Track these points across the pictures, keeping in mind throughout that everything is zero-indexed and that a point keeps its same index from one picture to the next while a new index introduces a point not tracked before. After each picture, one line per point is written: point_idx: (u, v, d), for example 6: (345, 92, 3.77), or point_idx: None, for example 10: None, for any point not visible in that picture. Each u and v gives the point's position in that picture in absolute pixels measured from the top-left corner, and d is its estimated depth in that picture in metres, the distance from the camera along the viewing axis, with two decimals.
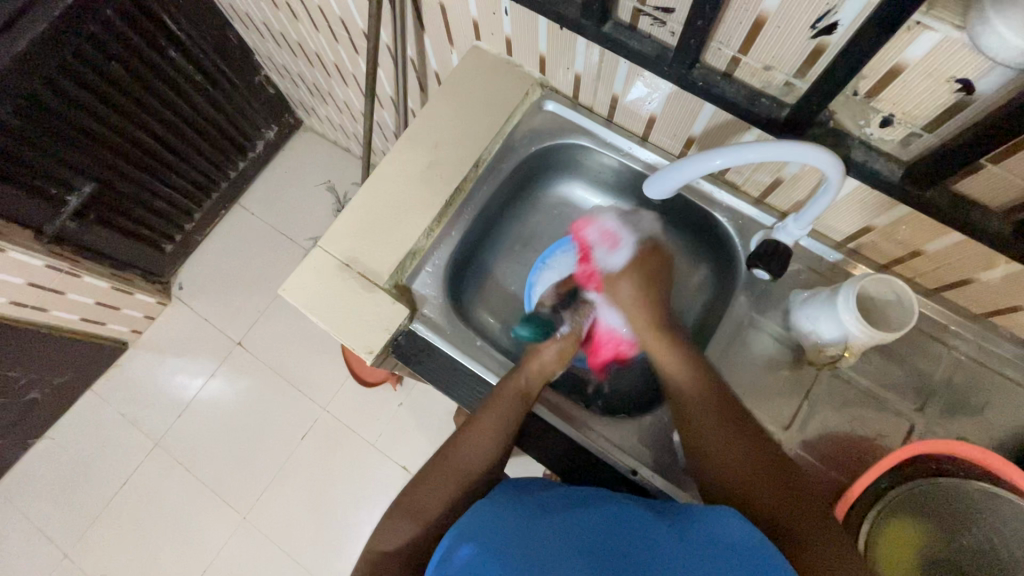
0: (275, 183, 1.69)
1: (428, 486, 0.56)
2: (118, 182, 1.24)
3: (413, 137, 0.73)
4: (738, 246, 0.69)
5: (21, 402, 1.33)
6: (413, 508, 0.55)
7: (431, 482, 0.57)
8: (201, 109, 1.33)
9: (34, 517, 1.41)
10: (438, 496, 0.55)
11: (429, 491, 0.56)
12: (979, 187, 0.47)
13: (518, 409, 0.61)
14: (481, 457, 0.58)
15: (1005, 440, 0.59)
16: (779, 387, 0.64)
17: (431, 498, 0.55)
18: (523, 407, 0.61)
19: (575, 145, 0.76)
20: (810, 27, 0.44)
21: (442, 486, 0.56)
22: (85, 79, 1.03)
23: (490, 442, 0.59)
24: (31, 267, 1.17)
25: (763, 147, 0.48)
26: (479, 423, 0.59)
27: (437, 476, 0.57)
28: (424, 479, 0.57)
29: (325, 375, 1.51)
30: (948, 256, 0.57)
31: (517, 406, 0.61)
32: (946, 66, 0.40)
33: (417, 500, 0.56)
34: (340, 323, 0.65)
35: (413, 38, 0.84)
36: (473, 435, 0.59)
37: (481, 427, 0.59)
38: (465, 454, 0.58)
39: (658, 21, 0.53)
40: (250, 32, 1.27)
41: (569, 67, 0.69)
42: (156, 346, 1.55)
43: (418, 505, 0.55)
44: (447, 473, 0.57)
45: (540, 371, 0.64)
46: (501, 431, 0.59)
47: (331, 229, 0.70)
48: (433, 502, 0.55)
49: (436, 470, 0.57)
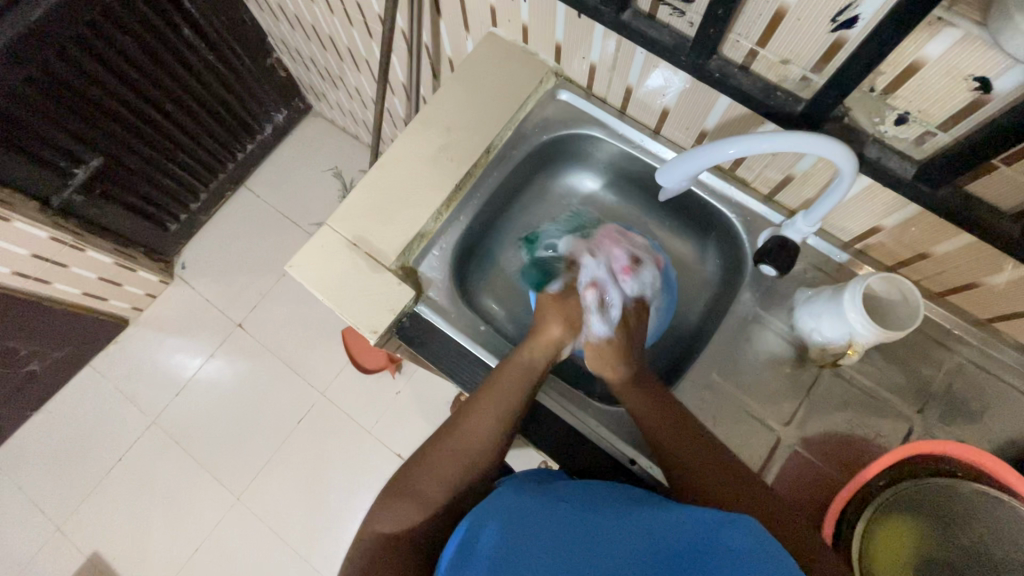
0: (283, 167, 1.69)
1: (436, 463, 0.57)
2: (126, 157, 1.24)
3: (426, 120, 0.73)
4: (745, 243, 0.69)
5: (20, 373, 1.33)
6: (413, 487, 0.56)
7: (431, 463, 0.57)
8: (211, 88, 1.33)
9: (27, 488, 1.41)
10: (441, 478, 0.56)
11: (435, 468, 0.56)
12: (993, 187, 0.47)
13: (525, 390, 0.60)
14: (488, 436, 0.58)
15: (1004, 446, 0.59)
16: (780, 384, 0.64)
17: (434, 480, 0.56)
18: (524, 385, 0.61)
19: (587, 136, 0.76)
20: (830, 21, 0.44)
21: (444, 463, 0.57)
22: (98, 51, 1.03)
23: (493, 422, 0.59)
24: (36, 239, 1.16)
25: (774, 137, 0.48)
26: (488, 400, 0.59)
27: (443, 453, 0.57)
28: (430, 455, 0.57)
29: (324, 359, 1.51)
30: (955, 260, 0.57)
31: (526, 386, 0.61)
32: (965, 63, 0.40)
33: (422, 476, 0.56)
34: (344, 303, 0.65)
35: (429, 23, 0.84)
36: (479, 412, 0.59)
37: (490, 404, 0.59)
38: (471, 431, 0.58)
39: (677, 11, 0.53)
40: (265, 14, 1.27)
41: (584, 57, 0.69)
42: (157, 324, 1.55)
43: (420, 488, 0.56)
44: (452, 448, 0.58)
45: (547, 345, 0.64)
46: (506, 408, 0.59)
47: (343, 207, 0.70)
48: (438, 483, 0.56)
49: (435, 453, 0.58)
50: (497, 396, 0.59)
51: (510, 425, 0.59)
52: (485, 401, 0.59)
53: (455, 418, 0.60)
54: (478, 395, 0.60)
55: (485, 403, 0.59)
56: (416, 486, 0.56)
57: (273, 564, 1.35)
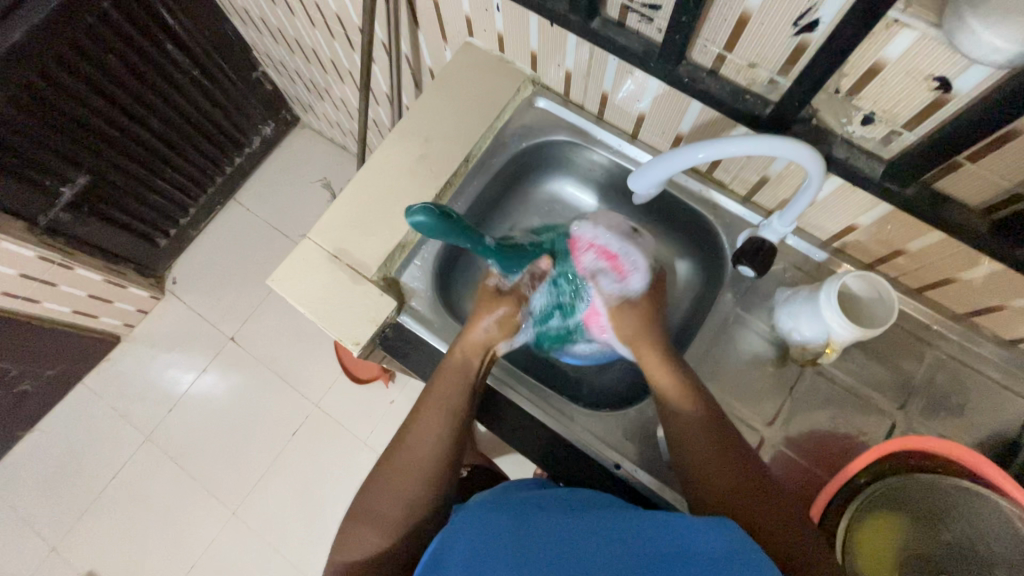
0: (272, 180, 1.69)
1: (388, 481, 0.56)
2: (113, 174, 1.24)
3: (405, 131, 0.74)
4: (725, 244, 0.69)
5: (11, 394, 1.32)
6: (371, 510, 0.55)
7: (388, 484, 0.56)
8: (197, 103, 1.33)
9: (22, 509, 1.41)
10: (399, 493, 0.56)
11: (389, 486, 0.56)
12: (960, 184, 0.48)
13: (461, 389, 0.61)
14: (434, 443, 0.58)
15: (985, 439, 0.60)
16: (763, 384, 0.64)
17: (394, 497, 0.56)
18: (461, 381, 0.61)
19: (565, 142, 0.76)
20: (792, 25, 0.44)
21: (396, 480, 0.56)
22: (82, 71, 1.04)
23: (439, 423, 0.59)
24: (24, 259, 1.16)
25: (745, 141, 0.48)
26: (426, 409, 0.60)
27: (392, 470, 0.57)
28: (382, 476, 0.57)
29: (317, 370, 1.51)
30: (930, 256, 0.57)
31: (461, 386, 0.61)
32: (924, 64, 0.41)
33: (379, 496, 0.56)
34: (327, 316, 0.66)
35: (407, 34, 0.85)
36: (420, 422, 0.59)
37: (428, 413, 0.59)
38: (414, 444, 0.58)
39: (645, 18, 0.53)
40: (248, 28, 1.27)
41: (559, 64, 0.69)
42: (149, 340, 1.55)
43: (379, 510, 0.55)
44: (401, 463, 0.57)
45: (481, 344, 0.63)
46: (444, 412, 0.59)
47: (322, 221, 0.70)
48: (399, 499, 0.55)
49: (390, 473, 0.57)
50: (434, 402, 0.60)
51: (454, 428, 0.59)
52: (424, 409, 0.60)
53: (399, 435, 0.60)
54: (418, 407, 0.61)
55: (425, 412, 0.59)
56: (376, 509, 0.55)
57: None
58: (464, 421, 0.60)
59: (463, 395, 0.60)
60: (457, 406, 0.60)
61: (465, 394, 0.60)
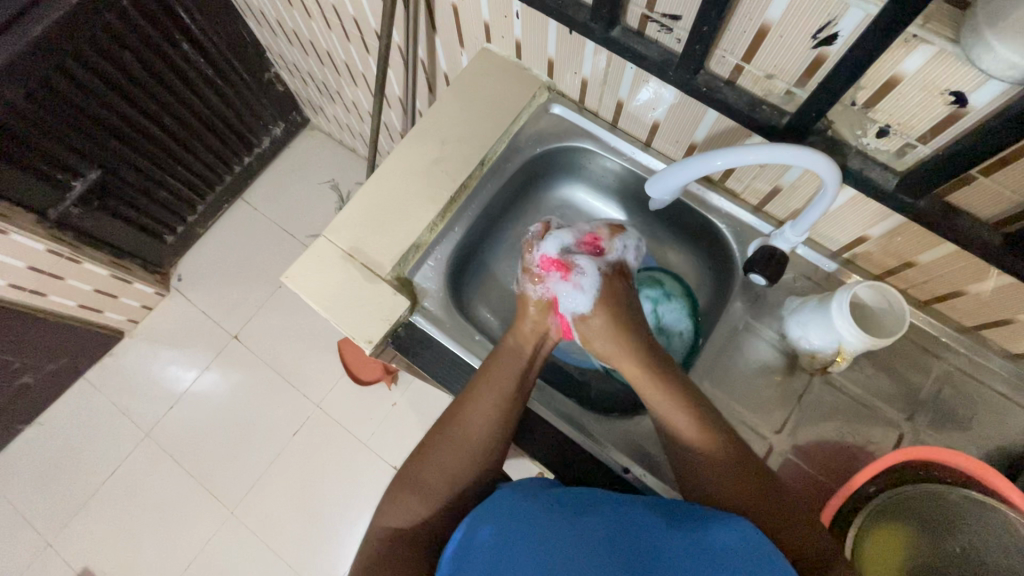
0: (279, 180, 1.70)
1: (438, 453, 0.58)
2: (124, 170, 1.25)
3: (421, 133, 0.75)
4: (736, 252, 0.70)
5: (13, 386, 1.32)
6: (417, 479, 0.57)
7: (436, 458, 0.58)
8: (209, 101, 1.34)
9: (19, 504, 1.40)
10: (445, 471, 0.57)
11: (438, 460, 0.58)
12: (973, 198, 0.48)
13: (519, 375, 0.62)
14: (485, 427, 0.59)
15: (992, 451, 0.60)
16: (771, 392, 0.65)
17: (439, 473, 0.57)
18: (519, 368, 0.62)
19: (579, 148, 0.77)
20: (811, 37, 0.45)
21: (446, 455, 0.58)
22: (99, 67, 1.05)
23: (491, 409, 0.60)
24: (32, 251, 1.17)
25: (759, 150, 0.49)
26: (482, 389, 0.61)
27: (442, 444, 0.59)
28: (433, 448, 0.59)
29: (320, 371, 1.51)
30: (940, 268, 0.58)
31: (517, 371, 0.62)
32: (940, 79, 0.42)
33: (426, 468, 0.58)
34: (341, 314, 0.66)
35: (425, 39, 0.86)
36: (474, 399, 0.60)
37: (483, 393, 0.60)
38: (466, 424, 0.60)
39: (665, 28, 0.55)
40: (263, 30, 1.29)
41: (576, 72, 0.70)
42: (152, 337, 1.54)
43: (422, 481, 0.57)
44: (446, 448, 0.59)
45: (534, 336, 0.66)
46: (499, 396, 0.60)
47: (337, 220, 0.71)
48: (441, 476, 0.57)
49: (440, 446, 0.59)
50: (490, 385, 0.61)
51: (507, 414, 0.60)
52: (480, 389, 0.61)
53: (451, 410, 0.61)
54: (474, 383, 0.62)
55: (480, 394, 0.60)
56: (419, 478, 0.57)
57: None
58: (515, 410, 0.61)
59: (518, 383, 0.61)
60: (513, 392, 0.61)
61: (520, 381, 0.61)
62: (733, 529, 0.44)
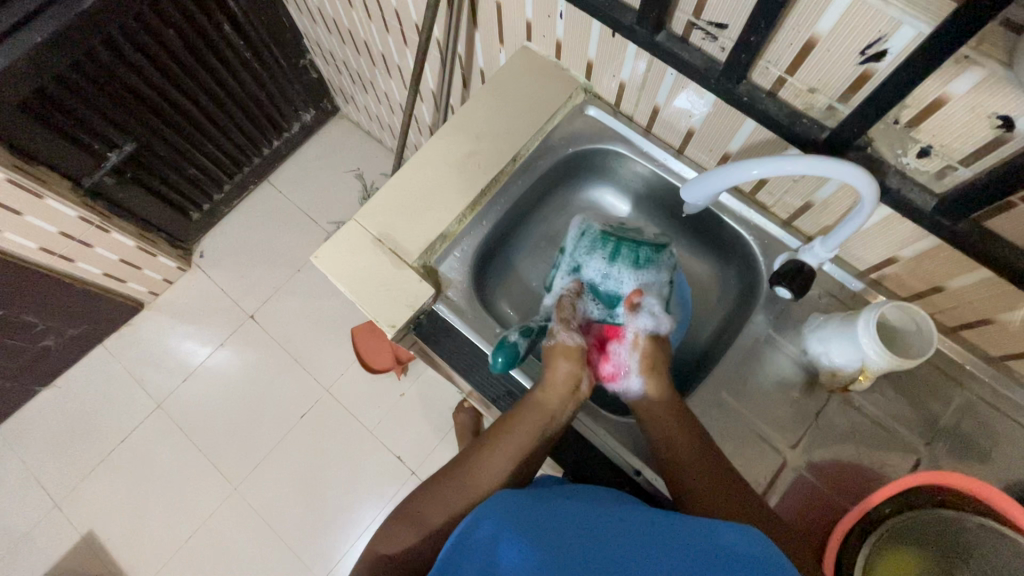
0: (306, 166, 1.73)
1: (443, 489, 0.58)
2: (156, 145, 1.27)
3: (457, 125, 0.76)
4: (762, 265, 0.70)
5: (34, 347, 1.35)
6: (415, 511, 0.57)
7: (438, 498, 0.57)
8: (243, 82, 1.36)
9: (30, 463, 1.43)
10: (443, 509, 0.56)
11: (438, 499, 0.57)
12: (1011, 224, 0.48)
13: (542, 433, 0.60)
14: (494, 471, 0.58)
15: (1013, 484, 0.59)
16: (787, 407, 0.65)
17: (437, 512, 0.56)
18: (542, 418, 0.60)
19: (612, 152, 0.77)
20: (859, 53, 0.46)
21: (448, 496, 0.57)
22: (142, 42, 1.07)
23: (506, 457, 0.59)
24: (65, 217, 1.20)
25: (797, 160, 0.50)
26: (503, 439, 0.60)
27: (447, 486, 0.58)
28: (436, 487, 0.58)
29: (332, 356, 1.53)
30: (969, 295, 0.57)
31: (540, 421, 0.60)
32: (988, 102, 0.42)
33: (428, 503, 0.57)
34: (366, 297, 0.67)
35: (465, 34, 0.87)
36: (490, 447, 0.60)
37: (503, 442, 0.59)
38: (477, 467, 0.58)
39: (710, 36, 0.55)
40: (303, 16, 1.32)
41: (614, 75, 0.71)
42: (170, 310, 1.57)
43: (418, 511, 0.57)
44: (449, 491, 0.57)
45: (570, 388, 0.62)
46: (517, 450, 0.59)
47: (368, 206, 0.72)
48: (439, 511, 0.56)
49: (445, 486, 0.58)
50: (510, 431, 0.60)
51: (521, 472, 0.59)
52: (500, 438, 0.60)
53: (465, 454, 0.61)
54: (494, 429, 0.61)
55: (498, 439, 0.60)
56: (419, 510, 0.57)
57: (266, 557, 1.35)
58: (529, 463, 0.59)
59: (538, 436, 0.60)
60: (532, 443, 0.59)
61: (539, 442, 0.60)
62: (750, 538, 0.45)
